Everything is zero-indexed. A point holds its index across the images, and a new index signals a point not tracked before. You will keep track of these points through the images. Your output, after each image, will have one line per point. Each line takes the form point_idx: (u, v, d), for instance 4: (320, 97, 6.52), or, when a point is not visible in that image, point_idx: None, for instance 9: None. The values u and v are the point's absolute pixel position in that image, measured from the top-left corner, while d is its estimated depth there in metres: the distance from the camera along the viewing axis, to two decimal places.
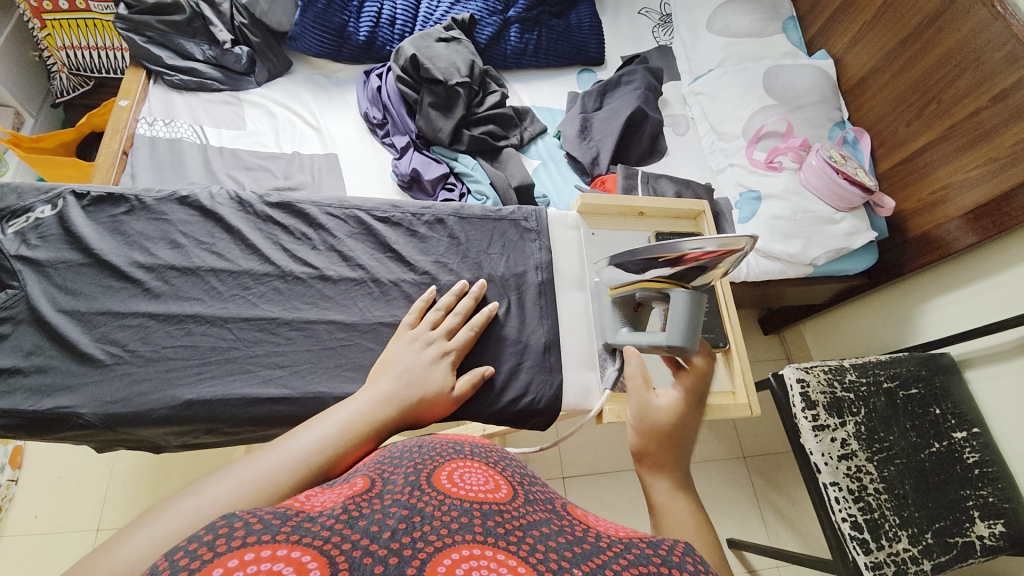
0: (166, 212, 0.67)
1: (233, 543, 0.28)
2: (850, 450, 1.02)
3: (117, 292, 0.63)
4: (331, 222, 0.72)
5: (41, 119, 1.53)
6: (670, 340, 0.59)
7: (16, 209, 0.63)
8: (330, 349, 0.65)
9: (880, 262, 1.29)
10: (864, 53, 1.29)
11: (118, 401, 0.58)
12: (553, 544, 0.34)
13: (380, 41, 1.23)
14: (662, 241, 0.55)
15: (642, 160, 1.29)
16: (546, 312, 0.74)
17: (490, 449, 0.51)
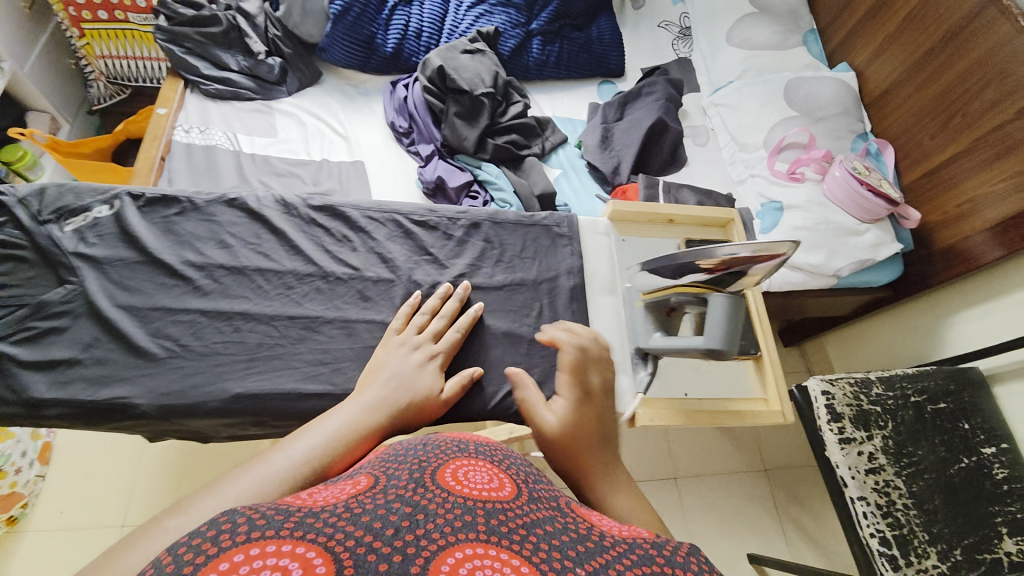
0: (216, 214, 0.70)
1: (237, 538, 0.28)
2: (877, 464, 1.01)
3: (170, 289, 0.65)
4: (368, 227, 0.75)
5: (76, 124, 1.59)
6: (708, 342, 0.61)
7: (75, 207, 0.65)
8: (370, 347, 0.68)
9: (905, 275, 1.28)
10: (886, 66, 1.29)
11: (170, 394, 0.60)
12: (557, 543, 0.35)
13: (407, 53, 1.26)
14: (699, 248, 0.58)
15: (662, 170, 1.30)
16: (577, 317, 0.76)
17: (495, 449, 0.50)
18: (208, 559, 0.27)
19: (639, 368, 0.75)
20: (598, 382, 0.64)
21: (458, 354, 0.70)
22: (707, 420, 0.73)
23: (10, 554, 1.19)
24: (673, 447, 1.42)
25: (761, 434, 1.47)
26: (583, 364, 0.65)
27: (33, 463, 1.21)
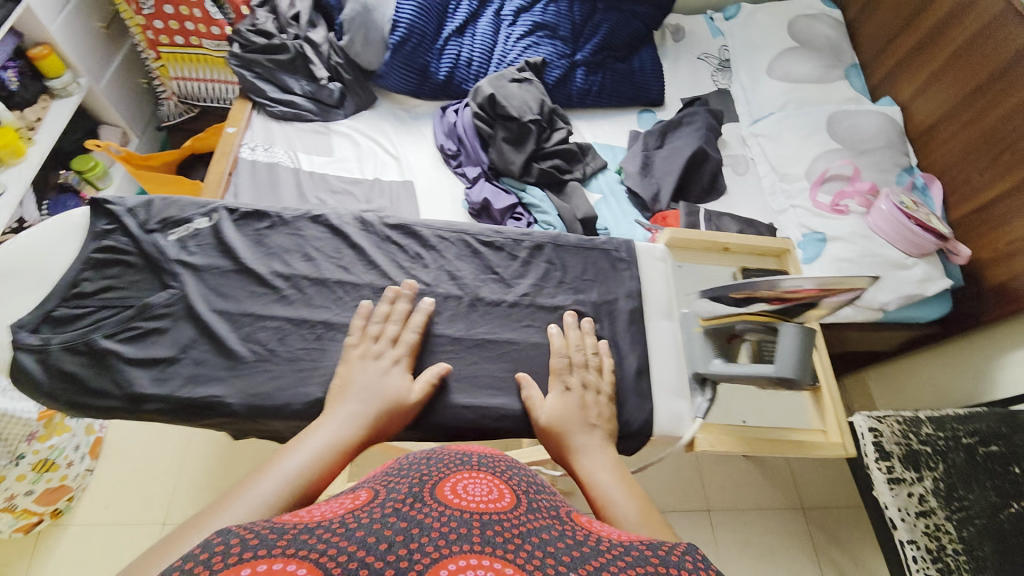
0: (302, 229, 0.75)
1: (232, 560, 0.35)
2: (928, 507, 0.99)
3: (259, 296, 0.70)
4: (431, 243, 0.78)
5: (145, 139, 1.70)
6: (780, 371, 0.61)
7: (180, 218, 0.72)
8: (439, 359, 0.70)
9: (954, 311, 1.25)
10: (932, 101, 1.29)
11: (260, 394, 0.64)
12: (551, 550, 0.42)
13: (458, 80, 1.33)
14: (763, 279, 0.59)
15: (701, 199, 1.32)
16: (636, 339, 0.75)
17: (497, 461, 0.60)
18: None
19: (697, 394, 0.75)
20: (578, 382, 0.66)
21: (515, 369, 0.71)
22: (766, 447, 0.72)
23: (55, 547, 1.24)
24: (704, 479, 1.38)
25: (798, 472, 1.42)
26: (566, 365, 0.68)
27: (84, 457, 1.25)
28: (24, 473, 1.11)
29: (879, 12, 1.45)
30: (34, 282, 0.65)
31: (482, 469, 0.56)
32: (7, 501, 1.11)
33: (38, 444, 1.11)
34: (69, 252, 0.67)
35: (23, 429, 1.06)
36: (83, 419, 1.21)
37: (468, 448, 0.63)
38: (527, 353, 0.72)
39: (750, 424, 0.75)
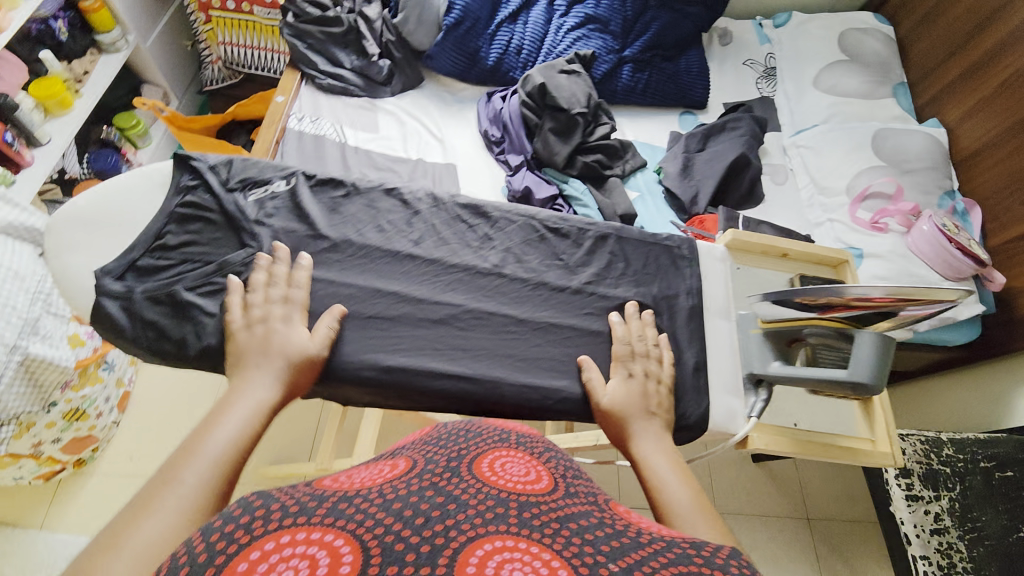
0: (376, 201, 0.76)
1: (269, 527, 0.37)
2: (943, 525, 1.00)
3: (333, 262, 0.71)
4: (495, 225, 0.78)
5: (185, 101, 1.70)
6: (853, 375, 0.60)
7: (259, 180, 0.74)
8: (505, 339, 0.71)
9: (983, 337, 1.24)
10: (980, 126, 1.28)
11: (331, 357, 0.66)
12: (589, 538, 0.41)
13: (506, 67, 1.33)
14: (824, 286, 0.61)
15: (738, 205, 1.32)
16: (694, 336, 0.76)
17: (536, 442, 0.60)
18: (241, 547, 0.36)
19: (751, 394, 0.76)
20: (641, 369, 0.68)
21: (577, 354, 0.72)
22: (819, 451, 0.75)
23: (77, 493, 1.27)
24: (714, 483, 1.40)
25: (808, 482, 1.42)
26: (628, 353, 0.70)
27: (112, 410, 1.27)
28: (55, 421, 1.12)
29: (930, 33, 1.44)
30: (119, 229, 0.68)
31: (518, 448, 0.57)
32: (36, 446, 1.13)
33: (71, 393, 1.12)
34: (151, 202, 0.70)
35: (60, 377, 1.05)
36: (114, 372, 1.22)
37: (505, 424, 0.64)
38: (588, 340, 0.73)
39: (802, 427, 0.77)
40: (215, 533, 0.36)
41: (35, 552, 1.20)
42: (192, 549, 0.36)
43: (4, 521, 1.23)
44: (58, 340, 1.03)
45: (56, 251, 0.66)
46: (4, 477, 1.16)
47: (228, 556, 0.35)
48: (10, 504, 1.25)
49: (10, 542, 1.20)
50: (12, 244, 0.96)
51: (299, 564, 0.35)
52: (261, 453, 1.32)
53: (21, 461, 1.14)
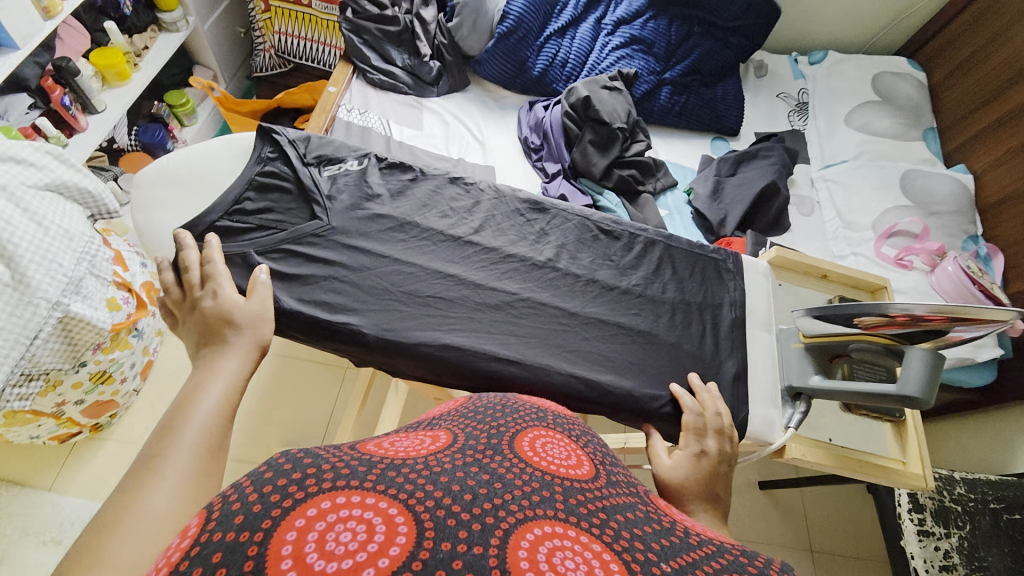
0: (441, 188, 0.88)
1: (322, 485, 0.30)
2: (951, 563, 0.99)
3: (399, 243, 0.80)
4: (551, 222, 0.89)
5: (232, 84, 1.76)
6: (903, 390, 0.64)
7: (333, 158, 0.84)
8: (555, 331, 0.78)
9: (996, 382, 1.24)
10: (1005, 176, 1.31)
11: (392, 330, 0.73)
12: (639, 533, 0.36)
13: (550, 78, 1.37)
14: (872, 303, 0.64)
15: (764, 231, 1.31)
16: (736, 347, 0.85)
17: (572, 424, 0.55)
18: (296, 503, 0.29)
19: (788, 405, 0.83)
20: (715, 448, 0.65)
21: (609, 347, 0.79)
22: (855, 466, 0.81)
23: (89, 458, 1.28)
24: None
25: (812, 512, 1.42)
26: (700, 425, 0.70)
27: (134, 377, 1.26)
28: (82, 382, 1.10)
29: (962, 82, 1.47)
30: (195, 192, 0.77)
31: (557, 429, 0.50)
32: (59, 406, 1.11)
33: (101, 355, 1.10)
34: (225, 168, 0.79)
35: (94, 337, 1.01)
36: (142, 339, 1.21)
37: (541, 403, 0.59)
38: (625, 337, 0.81)
39: (836, 443, 0.82)
40: (268, 484, 0.30)
41: (40, 514, 1.20)
42: (244, 495, 0.29)
43: (14, 480, 1.24)
44: (97, 302, 1.00)
45: (139, 208, 0.77)
46: (21, 435, 1.15)
47: (282, 512, 0.29)
48: (20, 464, 1.26)
49: (17, 503, 1.21)
50: (63, 204, 0.96)
51: (356, 528, 0.29)
52: (274, 434, 1.33)
53: (42, 420, 1.12)
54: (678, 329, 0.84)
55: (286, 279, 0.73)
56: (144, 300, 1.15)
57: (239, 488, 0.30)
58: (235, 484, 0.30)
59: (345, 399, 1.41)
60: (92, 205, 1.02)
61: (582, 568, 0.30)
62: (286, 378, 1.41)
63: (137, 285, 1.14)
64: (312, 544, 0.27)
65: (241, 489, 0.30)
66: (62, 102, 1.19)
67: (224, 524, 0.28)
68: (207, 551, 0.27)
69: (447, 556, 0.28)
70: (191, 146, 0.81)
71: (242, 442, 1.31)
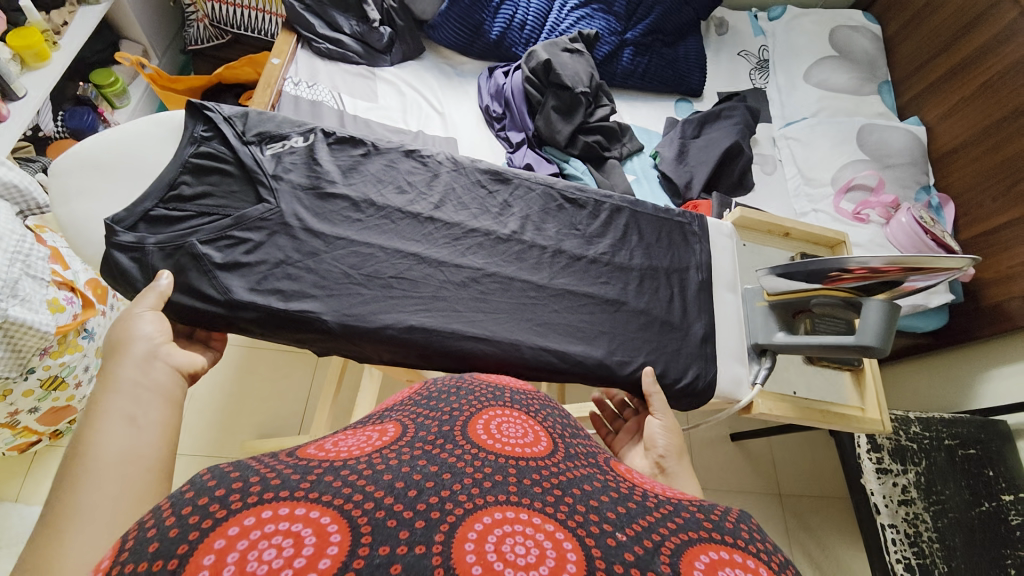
0: (396, 162, 0.84)
1: (248, 500, 0.29)
2: (909, 496, 1.07)
3: (354, 223, 0.77)
4: (514, 193, 0.86)
5: (165, 59, 1.61)
6: (861, 340, 0.66)
7: (276, 134, 0.78)
8: (523, 304, 0.78)
9: (949, 325, 1.32)
10: (957, 126, 1.34)
11: (355, 315, 0.71)
12: (595, 504, 0.36)
13: (509, 42, 1.32)
14: (833, 258, 0.65)
15: (729, 192, 1.32)
16: (703, 309, 0.86)
17: (531, 399, 0.56)
18: (217, 522, 0.28)
19: (755, 362, 0.86)
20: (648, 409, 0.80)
21: (578, 317, 0.79)
22: (817, 417, 0.85)
23: (52, 466, 1.22)
24: (696, 458, 1.46)
25: (779, 458, 1.49)
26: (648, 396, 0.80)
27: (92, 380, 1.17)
28: (32, 389, 1.02)
29: (916, 33, 1.49)
30: (122, 180, 0.71)
31: (514, 406, 0.51)
32: (11, 415, 1.04)
33: (50, 360, 1.01)
34: (157, 153, 0.73)
35: (40, 342, 0.92)
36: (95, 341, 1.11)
37: (498, 380, 0.60)
38: (594, 306, 0.81)
39: (801, 395, 0.86)
40: (188, 505, 0.29)
41: (6, 527, 1.14)
42: (161, 520, 0.29)
43: None
44: (38, 305, 0.91)
45: (59, 200, 0.70)
46: None
47: (201, 534, 0.27)
48: None
49: None
50: None
51: (282, 543, 0.28)
52: (247, 427, 1.30)
53: None
54: (647, 295, 0.84)
55: (235, 269, 0.69)
56: (89, 298, 1.05)
57: (158, 512, 0.29)
58: (154, 509, 0.30)
59: (319, 386, 1.38)
60: (19, 199, 0.93)
61: (533, 552, 0.30)
62: (254, 370, 1.36)
63: (81, 283, 1.05)
64: (232, 565, 0.26)
65: (160, 513, 0.29)
66: None
67: (136, 554, 0.27)
68: None
69: (384, 560, 0.28)
70: (115, 127, 0.74)
71: (213, 439, 1.27)
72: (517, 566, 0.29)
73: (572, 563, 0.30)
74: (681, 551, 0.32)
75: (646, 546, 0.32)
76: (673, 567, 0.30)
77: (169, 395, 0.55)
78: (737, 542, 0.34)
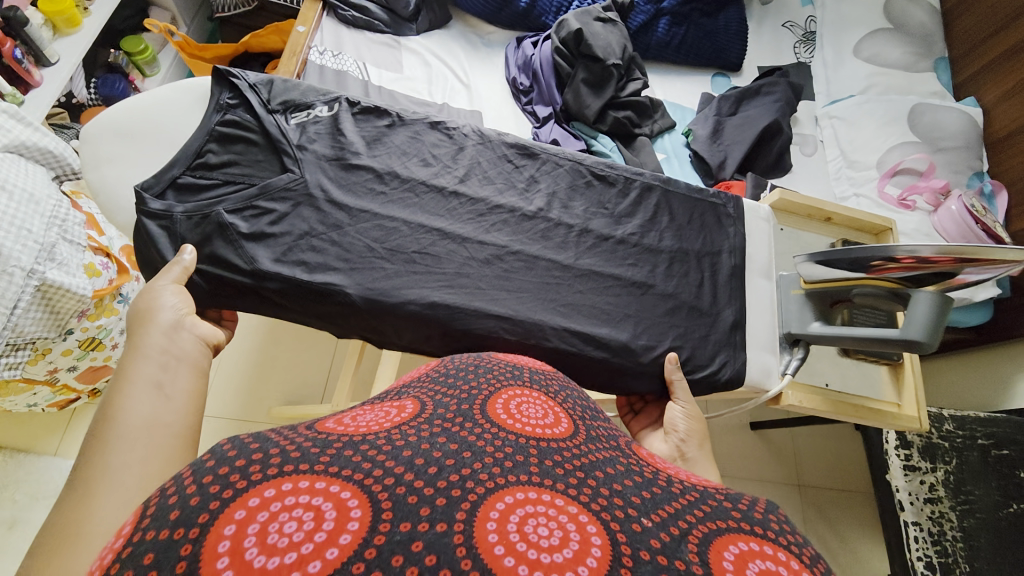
0: (421, 134, 0.82)
1: (268, 472, 0.29)
2: (936, 495, 1.04)
3: (378, 197, 0.76)
4: (540, 168, 0.84)
5: (194, 27, 1.61)
6: (906, 334, 0.63)
7: (301, 103, 0.77)
8: (548, 283, 0.76)
9: (993, 320, 1.24)
10: (1016, 108, 1.24)
11: (379, 290, 0.71)
12: (619, 487, 0.35)
13: (538, 11, 1.27)
14: (879, 246, 0.62)
15: (766, 174, 1.25)
16: (734, 295, 0.84)
17: (549, 380, 0.55)
18: (237, 493, 0.28)
19: (786, 352, 0.83)
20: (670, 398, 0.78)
21: (602, 299, 0.77)
22: (850, 411, 0.82)
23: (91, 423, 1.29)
24: (716, 444, 1.44)
25: (801, 449, 1.47)
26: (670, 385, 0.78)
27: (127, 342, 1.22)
28: (71, 349, 1.06)
29: (977, 5, 1.36)
30: (151, 148, 0.72)
31: (533, 387, 0.50)
32: (52, 373, 1.08)
33: (87, 322, 1.05)
34: (185, 120, 0.74)
35: (77, 305, 0.95)
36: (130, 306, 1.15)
37: (518, 359, 0.60)
38: (618, 289, 0.79)
39: (833, 388, 0.83)
40: (208, 474, 0.29)
41: (48, 478, 1.22)
42: (182, 488, 0.29)
43: (18, 448, 1.25)
44: (75, 269, 0.94)
45: (90, 165, 0.72)
46: (19, 404, 1.14)
47: (221, 503, 0.28)
48: (22, 431, 1.27)
49: (22, 469, 1.22)
50: (25, 165, 0.90)
51: (303, 516, 0.28)
52: (274, 394, 1.34)
53: (37, 389, 1.11)
54: (675, 278, 0.82)
55: (262, 239, 0.70)
56: (123, 264, 1.09)
57: (179, 480, 0.30)
58: (175, 477, 0.30)
59: (342, 357, 1.40)
60: (55, 165, 0.95)
61: (556, 534, 0.30)
62: (279, 339, 1.40)
63: (116, 250, 1.08)
64: (252, 537, 0.26)
65: (181, 481, 0.30)
66: (15, 55, 1.06)
67: (159, 521, 0.27)
68: (141, 551, 0.26)
69: (405, 537, 0.28)
70: (144, 94, 0.74)
71: (242, 404, 1.32)
72: (541, 550, 0.29)
73: (596, 547, 0.30)
74: (709, 540, 0.31)
75: (673, 535, 0.31)
76: (700, 557, 0.30)
77: (195, 363, 0.57)
78: (768, 533, 0.33)
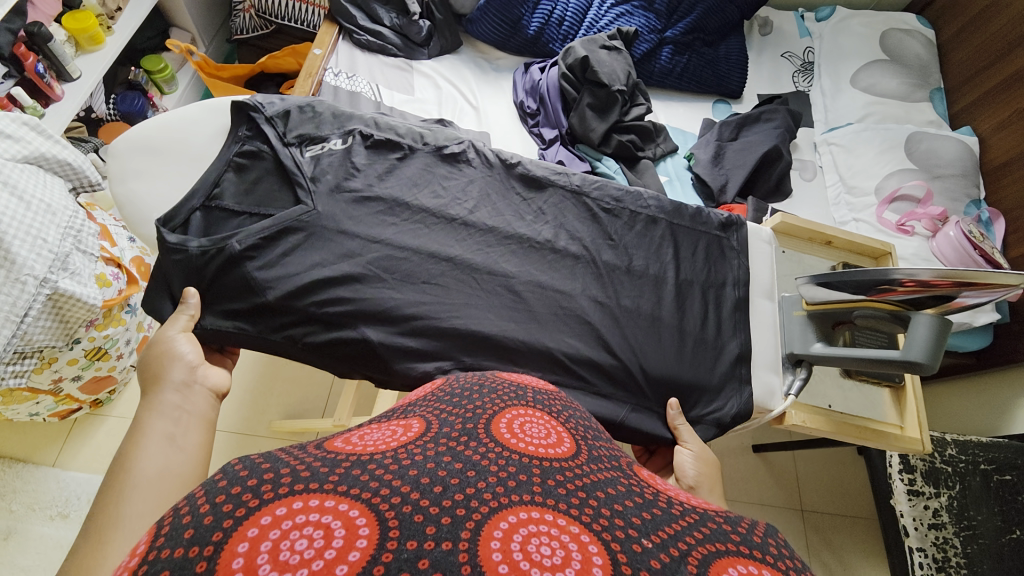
0: (433, 168, 0.85)
1: (280, 491, 0.30)
2: (941, 521, 1.04)
3: (390, 226, 0.78)
4: (548, 201, 0.86)
5: (212, 48, 1.67)
6: (907, 355, 0.64)
7: (316, 137, 0.80)
8: (554, 312, 0.78)
9: (991, 346, 1.25)
10: (1012, 137, 1.27)
11: (388, 318, 0.72)
12: (620, 508, 0.36)
13: (546, 38, 1.32)
14: (877, 270, 0.63)
15: (766, 198, 1.27)
16: (738, 327, 0.85)
17: (553, 400, 0.56)
18: (250, 511, 0.29)
19: (789, 372, 0.85)
20: None
21: (607, 325, 0.79)
22: (853, 432, 0.83)
23: (90, 434, 1.29)
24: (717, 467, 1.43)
25: (803, 473, 1.45)
26: None
27: (132, 352, 1.23)
28: (77, 358, 1.07)
29: (973, 38, 1.41)
30: (174, 168, 0.75)
31: (536, 406, 0.51)
32: (56, 382, 1.08)
33: (94, 332, 1.06)
34: (205, 145, 0.76)
35: (86, 314, 0.96)
36: (136, 315, 1.16)
37: (522, 379, 0.61)
38: (623, 316, 0.80)
39: (836, 409, 0.84)
40: (221, 494, 0.30)
41: (44, 489, 1.21)
42: (195, 508, 0.30)
43: (17, 457, 1.24)
44: (87, 279, 0.95)
45: (116, 179, 0.75)
46: (20, 413, 1.14)
47: (236, 522, 0.28)
48: (22, 440, 1.26)
49: (20, 479, 1.21)
50: (43, 176, 0.92)
51: (313, 534, 0.29)
52: (275, 408, 1.34)
53: (40, 398, 1.11)
54: (679, 306, 0.83)
55: (276, 267, 0.72)
56: (133, 275, 1.10)
57: (192, 499, 0.31)
58: (189, 497, 0.31)
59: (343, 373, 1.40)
60: (73, 177, 0.98)
61: (558, 554, 0.31)
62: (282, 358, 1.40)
63: (127, 260, 1.10)
64: (266, 554, 0.27)
65: (195, 501, 0.30)
66: (36, 70, 1.10)
67: (173, 540, 0.28)
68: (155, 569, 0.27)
69: (412, 555, 0.28)
70: (167, 113, 0.78)
71: (242, 418, 1.32)
72: (543, 567, 0.30)
73: (597, 566, 0.30)
74: (708, 561, 0.32)
75: (674, 556, 0.31)
76: None
77: (205, 417, 0.59)
78: (768, 557, 0.33)
